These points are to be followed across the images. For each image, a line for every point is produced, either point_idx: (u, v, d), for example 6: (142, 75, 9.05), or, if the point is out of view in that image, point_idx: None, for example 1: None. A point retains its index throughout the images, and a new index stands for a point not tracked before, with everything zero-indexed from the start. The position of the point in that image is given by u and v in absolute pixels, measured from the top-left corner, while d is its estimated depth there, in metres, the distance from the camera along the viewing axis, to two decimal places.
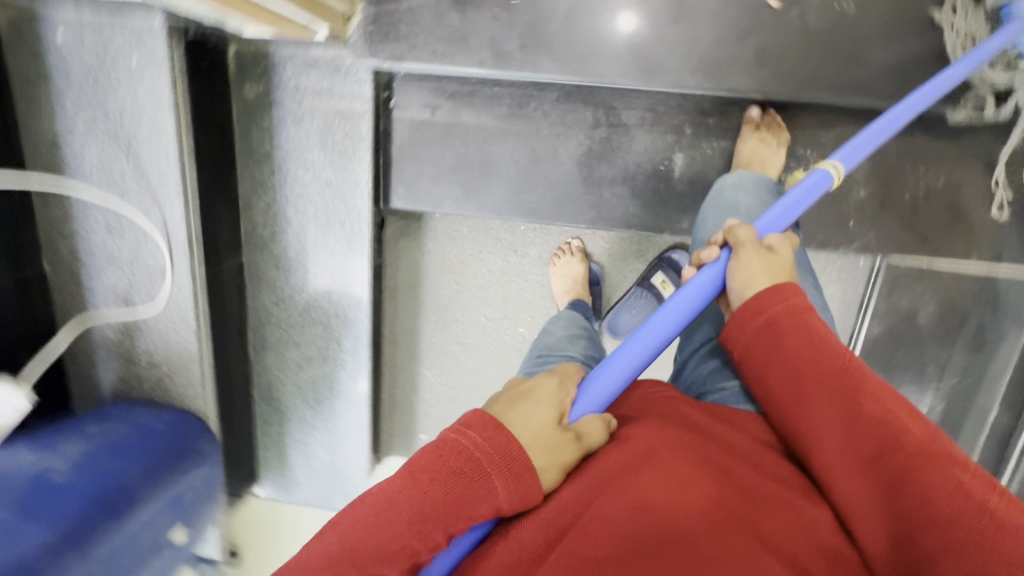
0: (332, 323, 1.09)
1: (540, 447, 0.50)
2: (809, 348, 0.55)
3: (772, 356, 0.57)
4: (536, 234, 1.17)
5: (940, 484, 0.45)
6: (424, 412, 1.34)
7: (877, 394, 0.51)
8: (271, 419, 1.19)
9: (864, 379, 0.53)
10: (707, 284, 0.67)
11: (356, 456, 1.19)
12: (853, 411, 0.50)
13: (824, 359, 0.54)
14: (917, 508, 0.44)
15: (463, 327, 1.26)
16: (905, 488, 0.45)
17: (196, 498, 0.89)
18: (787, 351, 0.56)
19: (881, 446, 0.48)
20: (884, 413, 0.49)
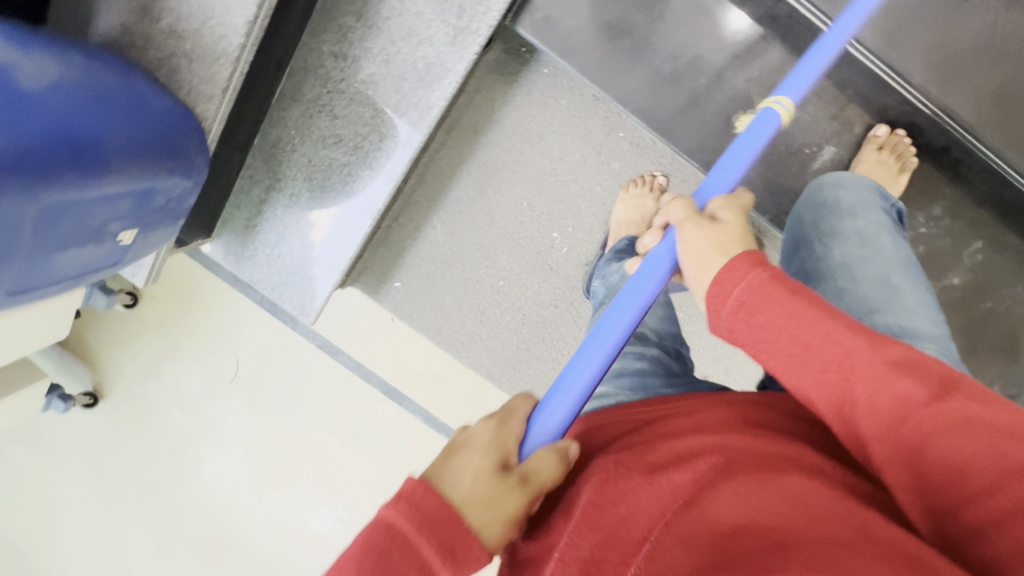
0: (384, 114, 0.93)
1: (485, 498, 0.46)
2: (784, 323, 0.47)
3: (759, 328, 0.48)
4: (630, 150, 1.06)
5: (966, 441, 0.40)
6: (412, 263, 1.22)
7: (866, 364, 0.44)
8: (259, 178, 1.01)
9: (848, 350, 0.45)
10: (660, 266, 0.61)
11: (332, 265, 1.06)
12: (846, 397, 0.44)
13: (802, 334, 0.46)
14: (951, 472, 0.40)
15: (500, 201, 1.13)
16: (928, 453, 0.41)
17: (163, 208, 0.74)
18: (770, 325, 0.47)
19: (883, 420, 0.43)
20: (872, 370, 0.44)
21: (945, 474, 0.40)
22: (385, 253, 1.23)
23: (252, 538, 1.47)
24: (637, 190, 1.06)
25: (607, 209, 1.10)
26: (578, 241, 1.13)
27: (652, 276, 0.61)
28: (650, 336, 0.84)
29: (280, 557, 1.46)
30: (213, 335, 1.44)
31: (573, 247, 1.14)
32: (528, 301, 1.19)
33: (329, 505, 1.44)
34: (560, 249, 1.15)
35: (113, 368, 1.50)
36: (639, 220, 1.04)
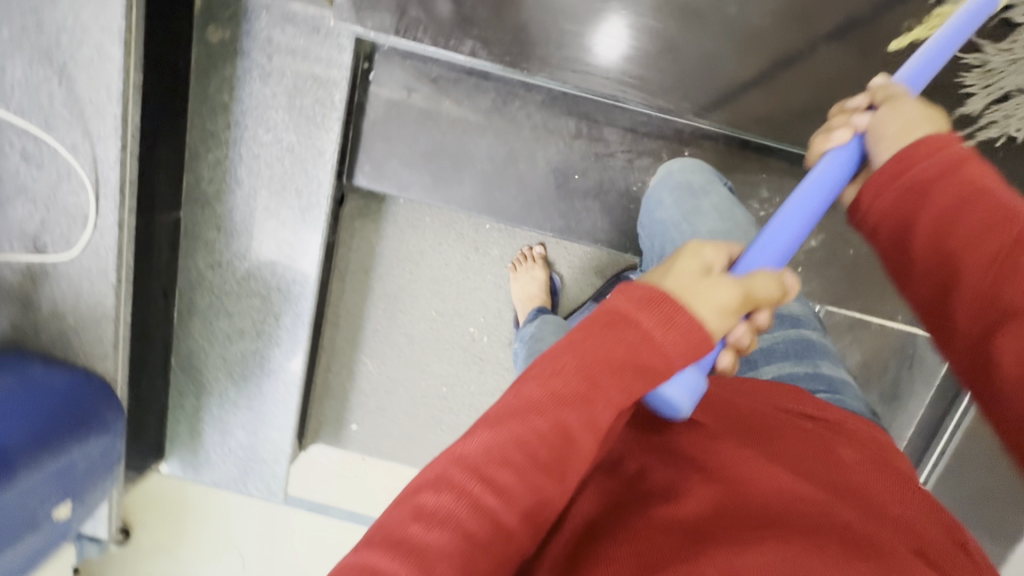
0: (271, 297, 1.02)
1: (698, 297, 0.49)
2: (967, 219, 0.57)
3: (946, 232, 0.57)
4: (501, 234, 1.15)
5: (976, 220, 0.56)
6: (360, 402, 1.28)
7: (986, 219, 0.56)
8: (188, 389, 1.08)
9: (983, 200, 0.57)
10: (838, 173, 0.61)
11: (280, 439, 1.11)
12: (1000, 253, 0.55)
13: (979, 227, 0.56)
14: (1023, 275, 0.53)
15: (410, 319, 1.21)
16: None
17: (93, 467, 0.81)
18: (936, 208, 0.58)
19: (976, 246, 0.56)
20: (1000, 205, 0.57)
21: (937, 233, 0.58)
22: (331, 405, 1.28)
23: None
24: (524, 266, 1.14)
25: (505, 290, 1.18)
26: (493, 326, 1.20)
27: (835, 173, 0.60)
28: None
29: None
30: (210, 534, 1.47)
31: (491, 334, 1.21)
32: (474, 395, 1.25)
33: None
34: (481, 339, 1.22)
35: None
36: (539, 290, 1.12)
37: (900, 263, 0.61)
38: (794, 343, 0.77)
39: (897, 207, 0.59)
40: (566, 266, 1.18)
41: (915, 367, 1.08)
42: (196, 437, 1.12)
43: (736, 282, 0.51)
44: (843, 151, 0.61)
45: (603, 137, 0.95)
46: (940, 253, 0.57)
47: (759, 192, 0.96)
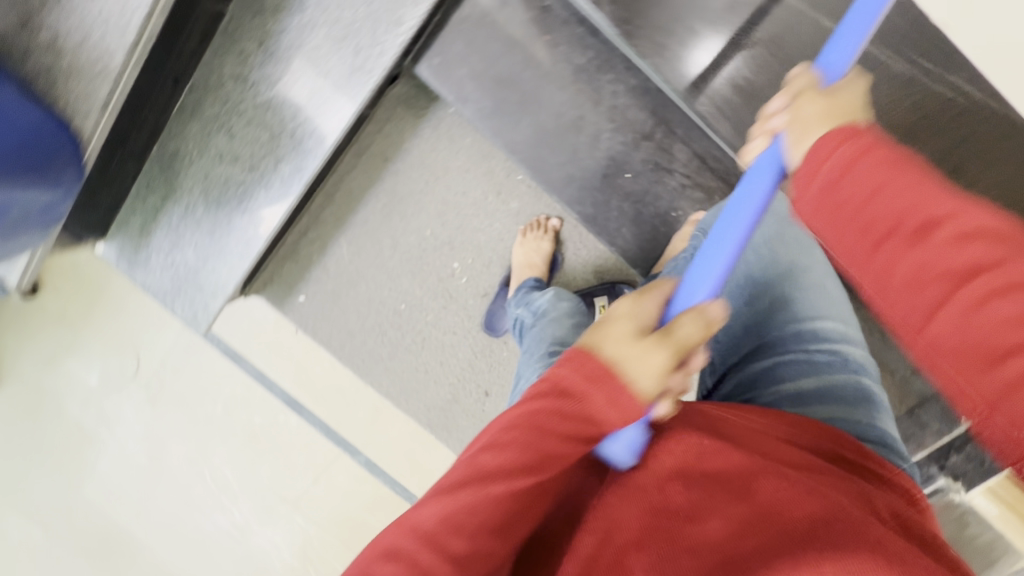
0: (281, 139, 0.95)
1: (633, 361, 0.46)
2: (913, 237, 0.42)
3: (861, 211, 0.43)
4: (528, 192, 1.11)
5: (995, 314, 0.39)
6: (318, 279, 1.24)
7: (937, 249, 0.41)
8: (156, 187, 1.01)
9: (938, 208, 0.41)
10: (765, 169, 0.49)
11: (227, 276, 1.07)
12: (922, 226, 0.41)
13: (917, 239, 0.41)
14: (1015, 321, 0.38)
15: (403, 227, 1.17)
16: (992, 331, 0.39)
17: (31, 215, 0.75)
18: (869, 196, 0.43)
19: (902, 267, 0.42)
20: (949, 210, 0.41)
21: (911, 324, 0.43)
22: (290, 267, 1.25)
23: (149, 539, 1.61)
24: (534, 234, 1.12)
25: (504, 245, 1.15)
26: (476, 272, 1.18)
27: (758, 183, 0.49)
28: None
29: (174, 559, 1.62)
30: (113, 331, 1.44)
31: (471, 278, 1.19)
32: (427, 325, 1.24)
33: (227, 511, 1.55)
34: (460, 279, 1.19)
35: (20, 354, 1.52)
36: (541, 263, 1.09)
37: (868, 271, 0.44)
38: (852, 390, 0.76)
39: (830, 218, 0.45)
40: (571, 252, 1.15)
41: None
42: (143, 235, 1.06)
43: (665, 339, 0.46)
44: (764, 157, 0.49)
45: (672, 151, 0.91)
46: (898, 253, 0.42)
47: None
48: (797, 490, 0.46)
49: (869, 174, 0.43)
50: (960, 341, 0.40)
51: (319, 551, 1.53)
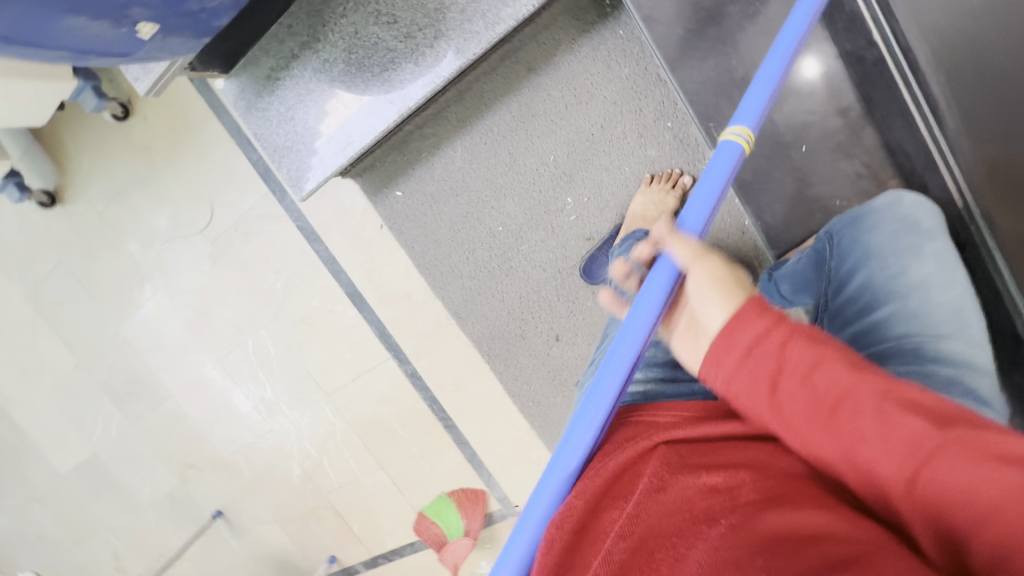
0: (448, 12, 0.88)
1: None
2: (765, 391, 0.52)
3: (744, 369, 0.53)
4: (671, 142, 1.04)
5: (857, 424, 0.49)
6: (421, 178, 1.19)
7: (797, 389, 0.51)
8: (300, 31, 0.95)
9: (804, 369, 0.51)
10: (654, 297, 0.61)
11: (344, 145, 1.01)
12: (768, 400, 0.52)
13: (800, 390, 0.51)
14: (866, 442, 0.48)
15: (526, 146, 1.11)
16: (852, 436, 0.49)
17: (197, 13, 0.69)
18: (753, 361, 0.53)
19: (798, 408, 0.51)
20: (786, 387, 0.51)
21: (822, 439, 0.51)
22: (395, 159, 1.19)
23: (176, 391, 1.63)
24: (659, 185, 1.04)
25: (628, 193, 1.09)
26: (588, 213, 1.12)
27: (713, 176, 0.65)
28: None
29: (194, 418, 1.63)
30: (192, 177, 1.39)
31: (581, 218, 1.13)
32: (519, 254, 1.19)
33: (259, 385, 1.55)
34: (568, 216, 1.14)
35: (88, 177, 1.48)
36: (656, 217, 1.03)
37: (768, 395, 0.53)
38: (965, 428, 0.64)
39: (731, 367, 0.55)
40: None
41: None
42: (270, 80, 1.00)
43: None
44: (652, 281, 0.62)
45: (859, 133, 0.84)
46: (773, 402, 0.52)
47: None
48: (774, 505, 0.49)
49: (732, 345, 0.54)
50: (836, 445, 0.50)
51: (339, 447, 1.53)
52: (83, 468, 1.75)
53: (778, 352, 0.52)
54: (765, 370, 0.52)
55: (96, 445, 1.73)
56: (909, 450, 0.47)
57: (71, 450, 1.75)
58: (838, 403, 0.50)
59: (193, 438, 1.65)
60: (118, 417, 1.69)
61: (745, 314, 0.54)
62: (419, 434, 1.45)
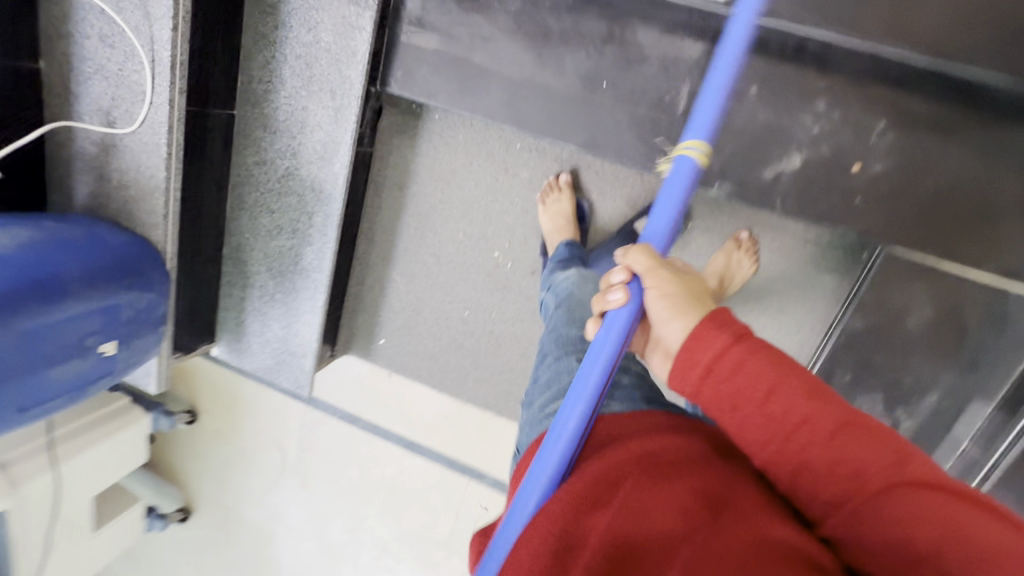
0: (307, 197, 1.09)
1: None
2: (743, 399, 0.48)
3: (715, 376, 0.50)
4: (532, 155, 1.12)
5: (818, 453, 0.45)
6: (388, 318, 1.33)
7: (772, 403, 0.47)
8: (236, 280, 1.19)
9: (779, 386, 0.47)
10: (620, 330, 0.62)
11: (308, 334, 1.19)
12: (740, 403, 0.48)
13: (764, 396, 0.47)
14: (821, 469, 0.44)
15: (439, 239, 1.23)
16: (813, 454, 0.45)
17: (137, 319, 0.92)
18: (717, 369, 0.50)
19: (761, 433, 0.48)
20: (751, 392, 0.48)
21: (787, 467, 0.46)
22: (362, 317, 1.35)
23: None
24: (552, 197, 1.10)
25: (532, 216, 1.16)
26: (517, 253, 1.19)
27: (671, 196, 0.64)
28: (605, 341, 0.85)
29: None
30: (257, 432, 1.63)
31: (516, 260, 1.20)
32: (494, 322, 1.25)
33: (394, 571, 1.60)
34: (506, 265, 1.21)
35: (199, 479, 1.77)
36: (568, 220, 1.07)
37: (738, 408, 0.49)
38: None
39: (690, 369, 0.51)
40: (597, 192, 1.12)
41: (1007, 329, 0.89)
42: (240, 325, 1.23)
43: None
44: (614, 327, 0.62)
45: (630, 39, 0.89)
46: (740, 414, 0.49)
47: (812, 105, 0.84)
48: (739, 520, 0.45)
49: (695, 356, 0.51)
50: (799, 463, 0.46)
51: None
52: None
53: (739, 378, 0.48)
54: (725, 387, 0.49)
55: None
56: (861, 489, 0.42)
57: None
58: (795, 437, 0.46)
59: None
60: None
61: (721, 331, 0.51)
62: None
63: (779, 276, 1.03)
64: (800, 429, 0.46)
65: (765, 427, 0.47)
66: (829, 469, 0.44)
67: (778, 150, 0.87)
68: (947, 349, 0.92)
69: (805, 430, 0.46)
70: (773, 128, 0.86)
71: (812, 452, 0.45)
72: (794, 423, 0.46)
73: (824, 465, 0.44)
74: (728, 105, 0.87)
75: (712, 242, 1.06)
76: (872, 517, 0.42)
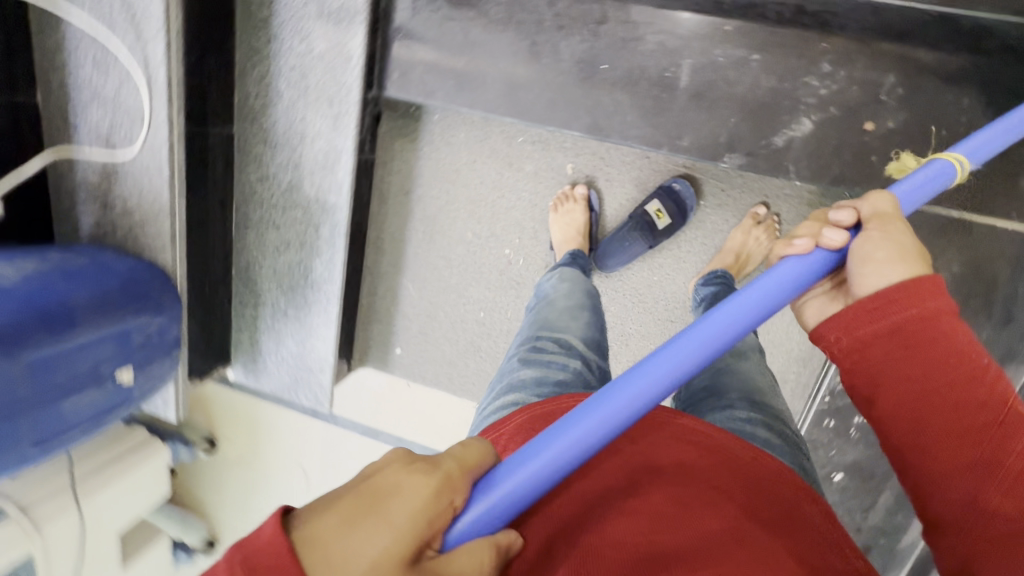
0: (311, 209, 1.08)
1: None
2: (898, 330, 0.52)
3: (885, 323, 0.53)
4: (535, 148, 1.11)
5: (931, 364, 0.51)
6: (403, 326, 1.32)
7: (931, 327, 0.52)
8: (247, 299, 1.19)
9: (936, 323, 0.52)
10: (798, 273, 0.56)
11: (323, 348, 1.18)
12: (893, 331, 0.52)
13: (923, 335, 0.51)
14: (924, 388, 0.51)
15: (448, 241, 1.23)
16: (919, 372, 0.51)
17: (151, 343, 0.90)
18: (894, 314, 0.52)
19: (900, 351, 0.52)
20: (914, 326, 0.52)
21: (910, 390, 0.51)
22: (377, 327, 1.34)
23: None
24: (564, 207, 1.09)
25: (540, 209, 1.15)
26: (529, 248, 1.18)
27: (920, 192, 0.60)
28: (574, 343, 0.74)
29: None
30: (278, 454, 1.62)
31: (528, 255, 1.19)
32: (511, 320, 1.24)
33: None
34: (518, 261, 1.20)
35: (222, 508, 1.75)
36: (576, 231, 1.08)
37: (887, 342, 0.53)
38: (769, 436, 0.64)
39: (860, 316, 0.54)
40: (605, 181, 1.11)
41: None
42: (255, 345, 1.22)
43: None
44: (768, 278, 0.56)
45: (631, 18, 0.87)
46: (884, 340, 0.53)
47: (817, 66, 0.82)
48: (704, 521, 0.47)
49: (877, 297, 0.54)
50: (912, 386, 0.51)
51: None
52: None
53: (907, 329, 0.52)
54: (890, 329, 0.53)
55: None
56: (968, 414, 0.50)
57: None
58: (953, 391, 0.50)
59: None
60: None
61: (926, 293, 0.52)
62: None
63: None
64: (949, 360, 0.51)
65: (912, 345, 0.52)
66: (921, 392, 0.51)
67: (786, 117, 0.85)
68: (980, 302, 0.89)
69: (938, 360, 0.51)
70: (779, 95, 0.85)
71: (935, 381, 0.51)
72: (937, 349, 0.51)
73: (930, 384, 0.51)
74: (730, 74, 0.86)
75: (726, 218, 1.05)
76: (966, 438, 0.49)
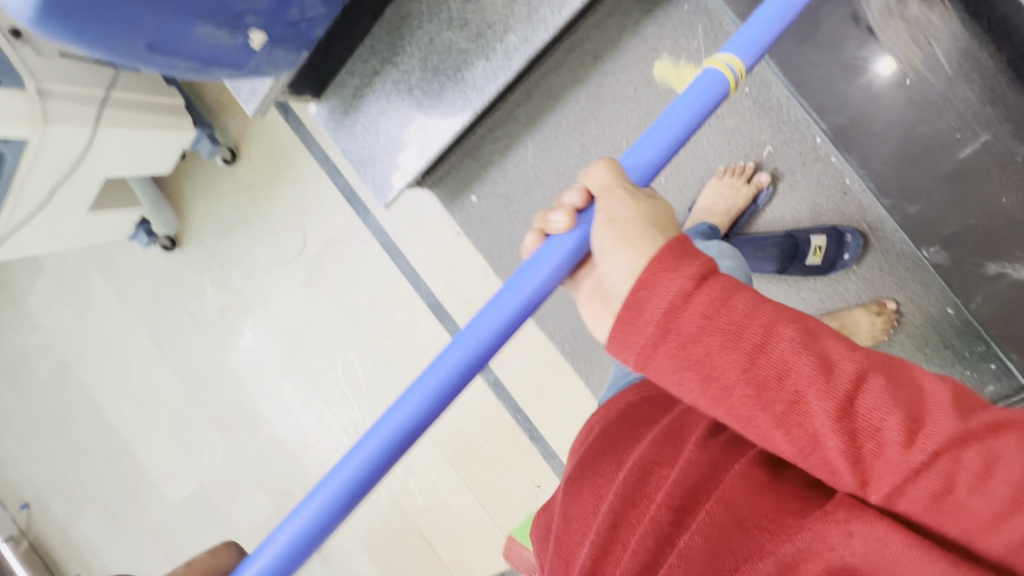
0: (515, 8, 0.95)
1: None
2: (719, 346, 0.48)
3: (689, 348, 0.49)
4: (750, 109, 1.01)
5: (775, 355, 0.47)
6: (494, 180, 1.21)
7: (735, 329, 0.48)
8: (380, 48, 1.04)
9: (743, 329, 0.48)
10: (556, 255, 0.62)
11: (423, 146, 1.07)
12: (706, 348, 0.48)
13: (730, 337, 0.48)
14: (754, 395, 0.47)
15: (598, 134, 1.11)
16: (746, 381, 0.47)
17: (295, 25, 0.79)
18: (702, 332, 0.48)
19: (727, 366, 0.48)
20: (728, 344, 0.48)
21: (740, 404, 0.48)
22: (469, 164, 1.23)
23: (269, 418, 1.66)
24: (733, 179, 1.01)
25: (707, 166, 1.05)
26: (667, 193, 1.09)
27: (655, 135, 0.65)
28: None
29: (289, 443, 1.64)
30: (289, 208, 1.53)
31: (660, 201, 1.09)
32: None
33: (347, 405, 1.56)
34: None
35: (201, 217, 1.66)
36: (727, 209, 1.00)
37: (694, 358, 0.49)
38: None
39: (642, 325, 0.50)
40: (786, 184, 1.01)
41: None
42: (355, 96, 1.09)
43: None
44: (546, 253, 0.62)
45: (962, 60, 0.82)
46: (698, 354, 0.49)
47: None
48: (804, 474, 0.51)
49: (660, 298, 0.50)
50: (734, 392, 0.48)
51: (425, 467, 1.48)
52: (190, 498, 1.74)
53: (711, 336, 0.48)
54: (698, 346, 0.49)
55: (201, 477, 1.73)
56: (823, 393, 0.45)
57: (180, 481, 1.76)
58: (781, 383, 0.47)
59: (288, 465, 1.64)
60: (221, 448, 1.71)
61: (676, 270, 0.50)
62: (504, 449, 1.40)
63: (899, 361, 0.98)
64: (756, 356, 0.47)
65: (722, 354, 0.48)
66: (745, 393, 0.48)
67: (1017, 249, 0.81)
68: None
69: (762, 356, 0.47)
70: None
71: (751, 381, 0.47)
72: (746, 341, 0.48)
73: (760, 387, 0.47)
74: (994, 174, 0.81)
75: (861, 295, 0.99)
76: (814, 419, 0.46)
